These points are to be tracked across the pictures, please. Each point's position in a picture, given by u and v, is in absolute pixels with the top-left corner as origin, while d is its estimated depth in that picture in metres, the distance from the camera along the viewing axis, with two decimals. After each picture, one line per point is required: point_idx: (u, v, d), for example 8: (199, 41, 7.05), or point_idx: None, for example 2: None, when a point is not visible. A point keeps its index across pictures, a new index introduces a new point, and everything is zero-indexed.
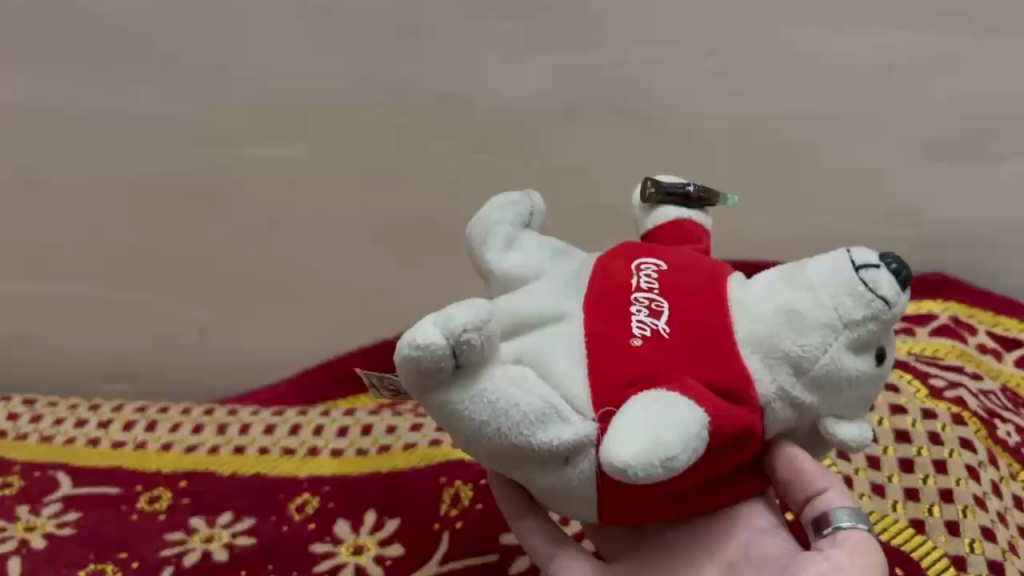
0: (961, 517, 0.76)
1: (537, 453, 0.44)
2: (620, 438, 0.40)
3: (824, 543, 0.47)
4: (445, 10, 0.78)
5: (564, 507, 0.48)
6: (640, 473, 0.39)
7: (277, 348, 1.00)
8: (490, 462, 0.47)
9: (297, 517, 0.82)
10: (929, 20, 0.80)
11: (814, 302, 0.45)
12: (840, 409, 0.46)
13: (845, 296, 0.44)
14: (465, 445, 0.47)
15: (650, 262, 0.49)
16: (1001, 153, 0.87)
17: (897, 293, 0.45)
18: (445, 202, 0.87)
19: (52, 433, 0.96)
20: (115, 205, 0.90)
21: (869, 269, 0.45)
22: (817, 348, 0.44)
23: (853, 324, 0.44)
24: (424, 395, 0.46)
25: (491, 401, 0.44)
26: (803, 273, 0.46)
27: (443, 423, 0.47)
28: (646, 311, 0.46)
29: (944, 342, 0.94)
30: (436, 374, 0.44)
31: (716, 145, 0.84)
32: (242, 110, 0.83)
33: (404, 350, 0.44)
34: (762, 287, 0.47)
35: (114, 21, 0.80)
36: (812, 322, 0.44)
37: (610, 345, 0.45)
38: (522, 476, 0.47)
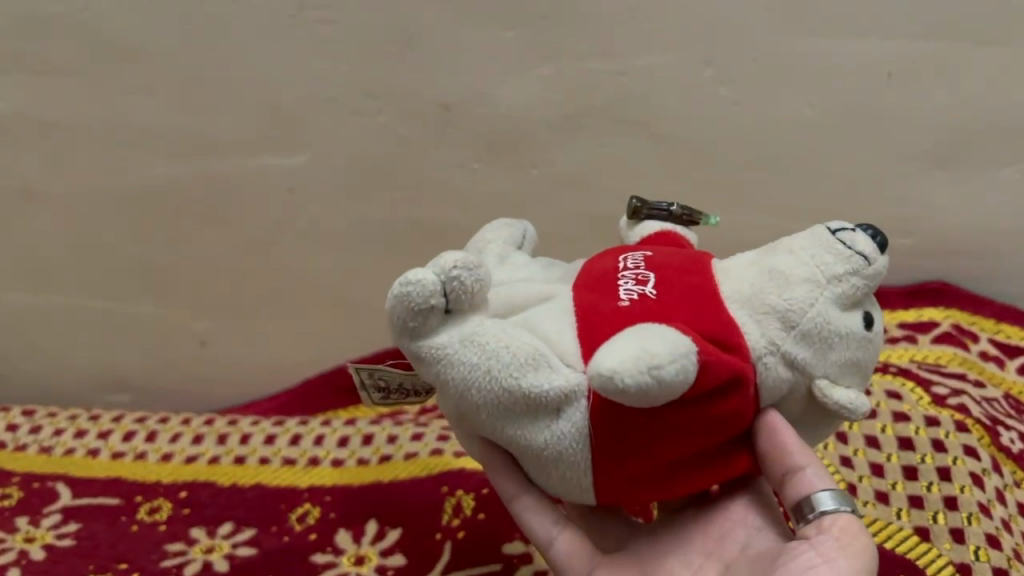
0: (966, 524, 0.75)
1: (526, 401, 0.46)
2: (607, 353, 0.41)
3: (811, 529, 0.52)
4: (445, 21, 0.77)
5: (555, 471, 0.48)
6: (628, 381, 0.40)
7: (280, 356, 1.00)
8: (479, 420, 0.48)
9: (298, 528, 0.82)
10: (929, 28, 0.79)
11: (797, 261, 0.48)
12: (833, 370, 0.47)
13: (825, 254, 0.47)
14: (454, 400, 0.48)
15: (636, 252, 0.51)
16: (1002, 160, 0.87)
17: (874, 252, 0.48)
18: (446, 212, 0.87)
19: (52, 444, 0.96)
20: (116, 217, 0.90)
21: (845, 232, 0.49)
22: (804, 300, 0.46)
23: (835, 278, 0.47)
24: (414, 344, 0.48)
25: (481, 344, 0.46)
26: (785, 242, 0.50)
27: (433, 376, 0.48)
28: (632, 282, 0.48)
29: (945, 350, 0.97)
30: (426, 314, 0.46)
31: (715, 151, 0.84)
32: (242, 120, 0.83)
33: (396, 290, 0.47)
34: (746, 259, 0.50)
35: (110, 32, 0.80)
36: (795, 279, 0.47)
37: (599, 306, 0.47)
38: (511, 437, 0.48)
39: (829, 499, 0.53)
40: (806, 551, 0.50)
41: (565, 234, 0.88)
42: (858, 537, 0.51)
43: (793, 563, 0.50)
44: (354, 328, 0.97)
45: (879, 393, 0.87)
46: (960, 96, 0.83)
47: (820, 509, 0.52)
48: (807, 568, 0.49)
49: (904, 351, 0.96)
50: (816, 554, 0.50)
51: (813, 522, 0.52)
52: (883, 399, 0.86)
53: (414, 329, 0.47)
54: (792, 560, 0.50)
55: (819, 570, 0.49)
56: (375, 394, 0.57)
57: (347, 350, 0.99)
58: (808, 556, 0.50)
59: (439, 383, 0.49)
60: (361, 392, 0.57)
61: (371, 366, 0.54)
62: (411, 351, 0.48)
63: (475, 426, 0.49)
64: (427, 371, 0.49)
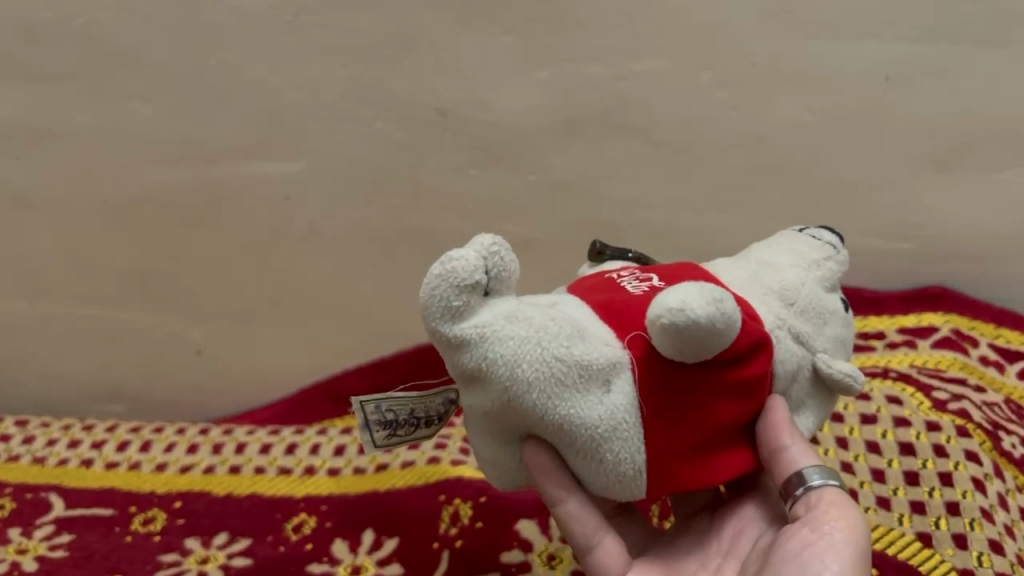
0: (968, 530, 0.75)
1: (578, 373, 0.44)
2: (665, 298, 0.43)
3: (803, 507, 0.53)
4: (441, 26, 0.77)
5: (606, 457, 0.46)
6: (700, 312, 0.42)
7: (277, 366, 0.99)
8: (524, 410, 0.45)
9: (294, 538, 0.81)
10: (926, 31, 0.79)
11: (778, 255, 0.54)
12: (830, 346, 0.51)
13: (800, 246, 0.54)
14: (497, 388, 0.45)
15: (621, 269, 0.54)
16: (1000, 165, 0.86)
17: (838, 243, 0.55)
18: (442, 220, 0.86)
19: (44, 455, 0.95)
20: (110, 225, 0.89)
21: (808, 233, 0.56)
22: (795, 281, 0.51)
23: (815, 263, 0.53)
24: (454, 330, 0.45)
25: (524, 321, 0.45)
26: (758, 247, 0.56)
27: (473, 365, 0.45)
28: (637, 280, 0.50)
29: (945, 355, 0.95)
30: (468, 292, 0.44)
31: (712, 156, 0.84)
32: (238, 128, 0.82)
33: (435, 271, 0.44)
34: (731, 263, 0.55)
35: (104, 38, 0.79)
36: (783, 266, 0.52)
37: (611, 299, 0.48)
38: (559, 423, 0.45)
39: (816, 473, 0.53)
40: (800, 530, 0.51)
41: (564, 241, 0.88)
42: (848, 506, 0.52)
43: (791, 544, 0.51)
44: (352, 335, 0.96)
45: (880, 398, 0.87)
46: (960, 99, 0.82)
47: (808, 485, 0.53)
48: (803, 547, 0.50)
49: (904, 356, 0.95)
50: (810, 531, 0.51)
51: (803, 499, 0.53)
52: (884, 404, 0.86)
53: (455, 311, 0.44)
54: (789, 541, 0.51)
55: (814, 547, 0.49)
56: (379, 434, 0.53)
57: (345, 359, 0.99)
58: (803, 534, 0.51)
59: (476, 374, 0.46)
60: (362, 440, 0.53)
61: (378, 397, 0.52)
62: (446, 342, 0.45)
63: (515, 418, 0.46)
64: (463, 362, 0.45)
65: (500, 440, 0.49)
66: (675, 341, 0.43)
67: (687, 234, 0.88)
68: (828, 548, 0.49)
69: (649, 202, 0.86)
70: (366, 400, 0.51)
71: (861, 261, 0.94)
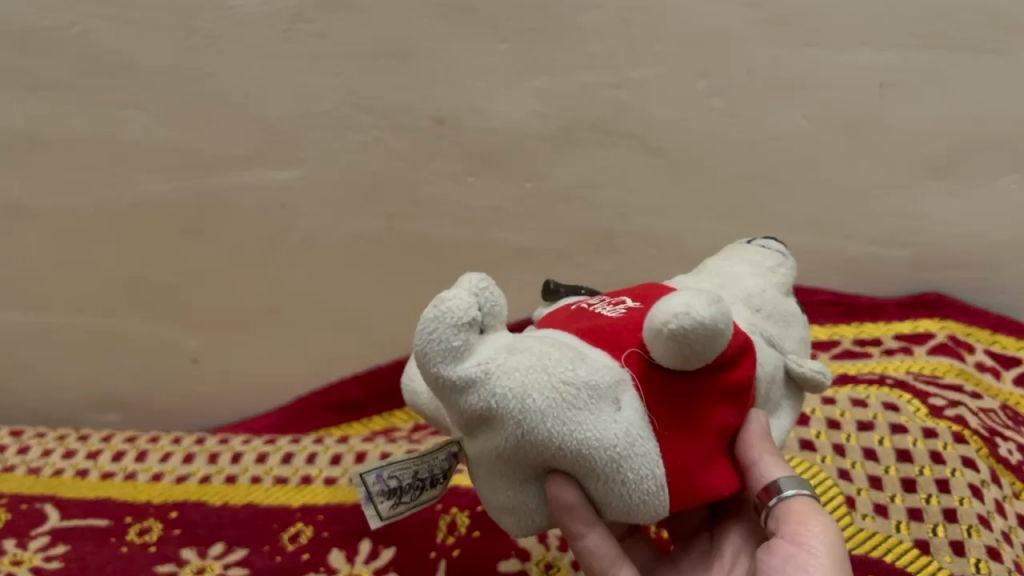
0: (965, 537, 0.75)
1: (589, 395, 0.43)
2: (666, 305, 0.43)
3: (779, 517, 0.54)
4: (436, 35, 0.77)
5: (628, 480, 0.44)
6: (706, 314, 0.42)
7: (273, 372, 1.00)
8: (539, 444, 0.44)
9: (290, 547, 0.81)
10: (920, 41, 0.79)
11: (735, 266, 0.56)
12: (796, 348, 0.53)
13: (753, 257, 0.56)
14: (509, 425, 0.44)
15: (585, 300, 0.55)
16: (997, 172, 0.86)
17: (784, 254, 0.58)
18: (439, 226, 0.87)
19: (40, 465, 0.95)
20: (105, 234, 0.89)
21: (756, 245, 0.59)
22: (756, 288, 0.53)
23: (770, 271, 0.55)
24: (457, 371, 0.43)
25: (524, 353, 0.44)
26: (712, 261, 0.58)
27: (482, 405, 0.44)
28: (610, 306, 0.51)
29: (941, 361, 0.95)
30: (466, 331, 0.44)
31: (707, 163, 0.84)
32: (233, 137, 0.82)
33: (429, 315, 0.44)
34: (690, 278, 0.56)
35: (97, 48, 0.79)
36: (743, 275, 0.55)
37: (589, 324, 0.49)
38: (578, 451, 0.43)
39: (789, 484, 0.54)
40: (779, 542, 0.52)
41: (561, 248, 0.89)
42: (818, 512, 0.53)
43: (773, 558, 0.52)
44: (348, 341, 0.97)
45: (876, 405, 0.87)
46: (956, 106, 0.82)
47: (781, 495, 0.53)
48: (785, 560, 0.51)
49: (900, 362, 0.95)
50: (790, 542, 0.52)
51: (777, 509, 0.54)
52: (880, 411, 0.86)
53: (456, 350, 0.43)
54: (771, 555, 0.52)
55: (796, 558, 0.51)
56: (383, 505, 0.52)
57: (341, 366, 0.99)
58: (783, 546, 0.52)
59: (485, 415, 0.44)
60: (367, 513, 0.52)
61: (378, 466, 0.51)
62: (452, 388, 0.44)
63: (531, 456, 0.45)
64: (471, 405, 0.44)
65: (516, 484, 0.47)
66: (681, 347, 0.42)
67: (681, 240, 0.89)
68: (810, 558, 0.50)
69: (645, 209, 0.86)
70: (364, 469, 0.51)
71: (855, 268, 0.94)
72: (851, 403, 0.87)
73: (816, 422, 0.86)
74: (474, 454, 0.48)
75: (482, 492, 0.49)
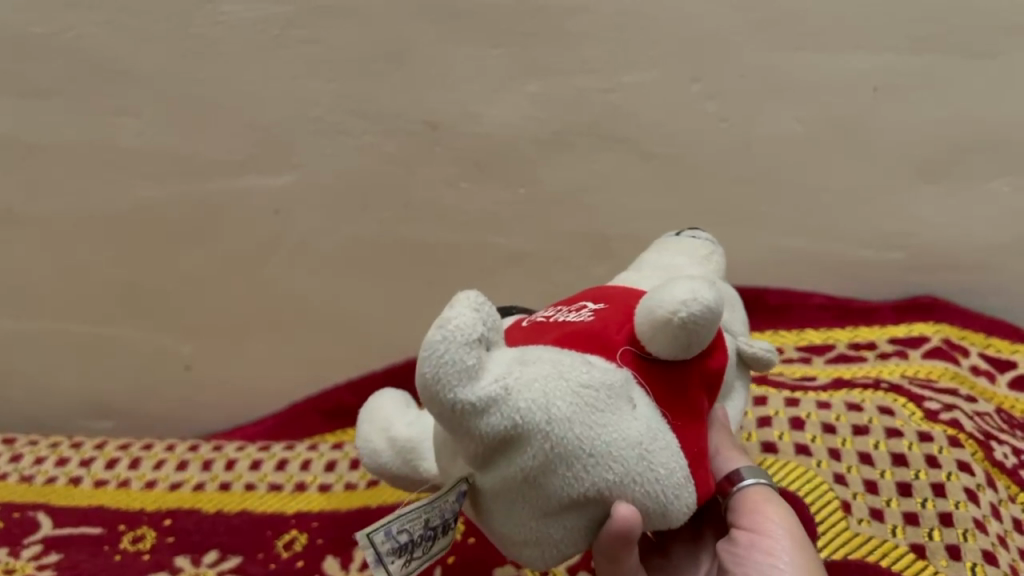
0: (961, 541, 0.75)
1: (608, 394, 0.42)
2: (668, 297, 0.43)
3: (739, 504, 0.61)
4: (429, 39, 0.77)
5: (657, 477, 0.43)
6: (711, 298, 0.43)
7: (266, 379, 0.99)
8: (568, 456, 0.41)
9: (285, 555, 0.81)
10: (910, 44, 0.79)
11: (673, 252, 0.59)
12: (742, 329, 0.56)
13: (687, 245, 0.60)
14: (536, 441, 0.41)
15: (527, 318, 0.53)
16: (990, 174, 0.86)
17: (711, 242, 0.62)
18: (433, 233, 0.87)
19: (32, 473, 0.94)
20: (98, 241, 0.89)
21: (683, 235, 0.62)
22: (699, 273, 0.57)
23: (706, 258, 0.59)
24: (476, 392, 0.40)
25: (534, 365, 0.42)
26: (646, 252, 0.61)
27: (505, 425, 0.41)
28: (570, 312, 0.50)
29: (936, 364, 0.94)
30: (477, 348, 0.40)
31: (702, 168, 0.84)
32: (225, 142, 0.82)
33: (436, 337, 0.40)
34: (632, 273, 0.57)
35: (89, 53, 0.78)
36: (685, 264, 0.57)
37: (563, 329, 0.47)
38: (610, 457, 0.42)
39: (748, 473, 0.61)
40: (742, 530, 0.60)
41: (557, 252, 0.89)
42: (768, 497, 0.61)
43: (738, 546, 0.59)
44: (341, 348, 0.97)
45: (871, 409, 0.86)
46: (949, 109, 0.82)
47: (740, 483, 0.61)
48: (751, 546, 0.59)
49: (895, 366, 0.94)
50: (752, 530, 0.59)
51: (735, 498, 0.61)
52: (875, 415, 0.86)
53: (472, 370, 0.40)
54: (736, 542, 0.60)
55: (761, 544, 0.59)
56: (394, 565, 0.44)
57: (336, 372, 0.99)
58: (748, 534, 0.59)
59: (506, 437, 0.41)
60: None
61: (388, 521, 0.43)
62: (471, 413, 0.40)
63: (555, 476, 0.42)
64: (492, 428, 0.41)
65: (533, 517, 0.44)
66: (689, 334, 0.43)
67: None
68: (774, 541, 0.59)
69: (640, 213, 0.86)
70: (373, 528, 0.43)
71: (848, 271, 0.94)
72: (846, 407, 0.87)
73: (811, 426, 0.85)
74: (489, 485, 0.44)
75: (498, 527, 0.46)
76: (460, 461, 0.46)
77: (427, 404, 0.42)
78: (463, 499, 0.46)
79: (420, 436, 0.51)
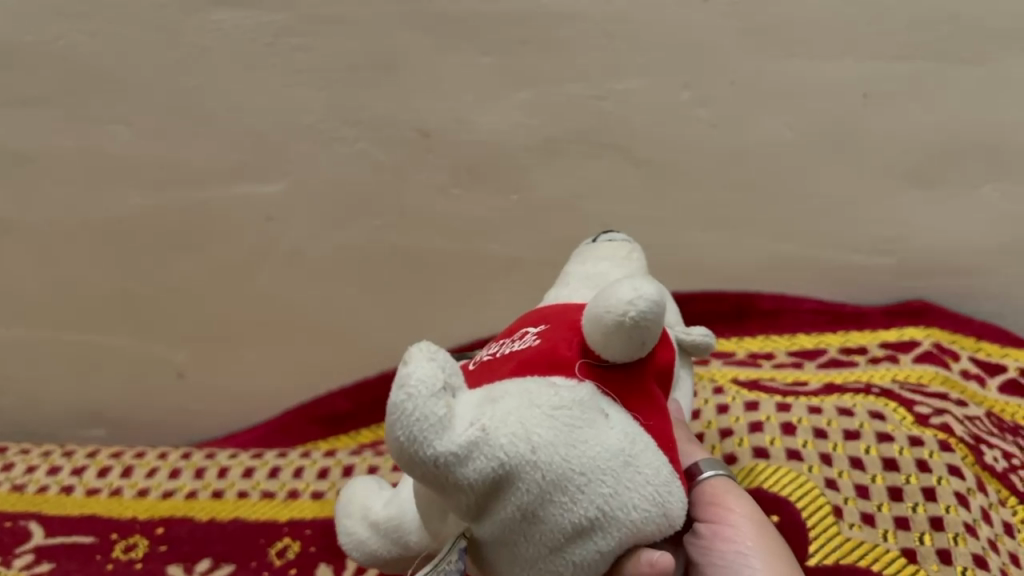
0: (952, 545, 0.76)
1: (581, 411, 0.42)
2: (610, 301, 0.42)
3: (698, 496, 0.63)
4: (420, 46, 0.77)
5: (647, 480, 0.43)
6: (652, 293, 0.42)
7: (257, 386, 0.99)
8: (559, 482, 0.41)
9: (278, 563, 0.82)
10: (900, 51, 0.79)
11: (595, 256, 0.59)
12: (679, 321, 0.60)
13: (604, 248, 0.61)
14: (526, 475, 0.40)
15: (472, 357, 0.53)
16: (978, 181, 0.86)
17: (629, 242, 0.63)
18: (423, 239, 0.87)
19: (24, 482, 0.94)
20: (91, 248, 0.89)
21: (600, 239, 0.63)
22: (628, 271, 0.57)
23: (628, 257, 0.60)
24: (453, 440, 0.39)
25: (504, 401, 0.42)
26: (568, 263, 0.61)
27: (492, 466, 0.40)
28: (517, 340, 0.50)
29: (927, 368, 0.93)
30: (443, 398, 0.40)
31: (693, 175, 0.85)
32: (216, 150, 0.82)
33: (400, 398, 0.39)
34: (562, 288, 0.56)
35: (79, 61, 0.78)
36: (614, 266, 0.58)
37: (516, 358, 0.47)
38: (600, 472, 0.41)
39: (708, 466, 0.64)
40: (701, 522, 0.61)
41: (549, 260, 0.89)
42: (732, 485, 0.64)
43: (701, 538, 0.60)
44: (332, 356, 0.97)
45: (862, 413, 0.86)
46: (939, 115, 0.82)
47: (701, 476, 0.64)
48: (714, 535, 0.60)
49: (885, 371, 0.94)
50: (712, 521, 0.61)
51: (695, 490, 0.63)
52: (866, 420, 0.86)
53: (444, 420, 0.39)
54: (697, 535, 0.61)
55: (723, 532, 0.60)
56: None
57: (327, 380, 0.99)
58: (709, 525, 0.61)
59: (496, 479, 0.40)
60: None
61: None
62: (454, 463, 0.40)
63: (553, 508, 0.41)
64: (479, 473, 0.40)
65: (544, 558, 0.43)
66: (641, 333, 0.42)
67: (663, 249, 0.90)
68: (733, 529, 0.61)
69: (628, 219, 0.87)
70: None
71: (838, 276, 0.94)
72: (836, 412, 0.87)
73: (803, 431, 0.85)
74: (490, 533, 0.43)
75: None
76: (449, 516, 0.46)
77: (407, 470, 0.41)
78: (465, 556, 0.45)
79: (403, 510, 0.49)
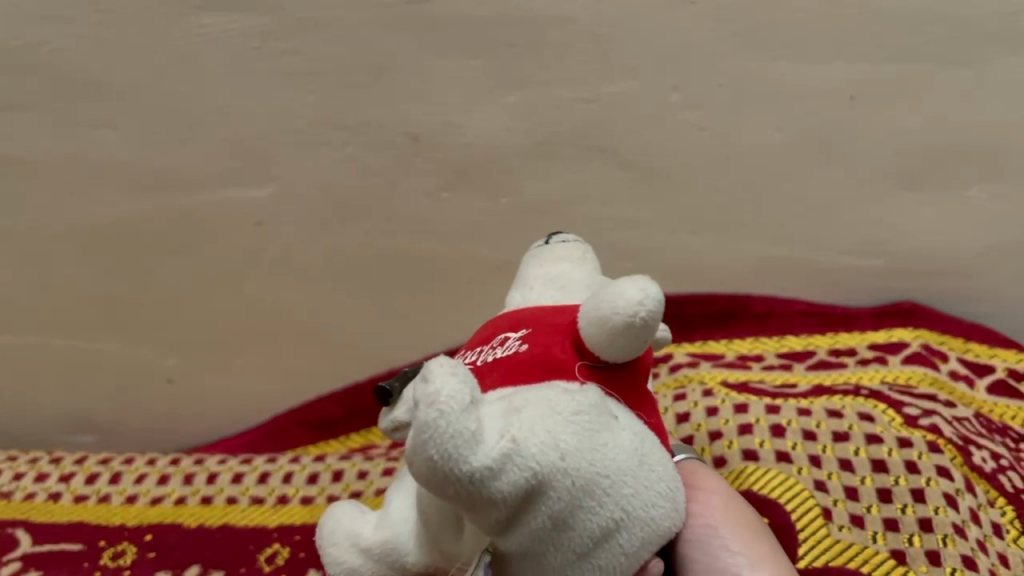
0: (941, 546, 0.76)
1: (597, 415, 0.42)
2: (618, 301, 0.43)
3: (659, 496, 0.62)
4: (407, 49, 0.76)
5: (660, 477, 0.44)
6: (655, 292, 0.44)
7: (247, 391, 0.99)
8: (588, 486, 0.41)
9: (267, 569, 0.82)
10: (888, 54, 0.79)
11: (549, 255, 0.58)
12: None
13: (557, 245, 0.60)
14: (556, 483, 0.40)
15: None
16: (967, 183, 0.86)
17: (579, 239, 0.62)
18: (412, 243, 0.87)
19: (11, 489, 0.93)
20: (78, 254, 0.89)
21: (552, 238, 0.62)
22: (588, 270, 0.57)
23: (585, 253, 0.59)
24: (487, 454, 0.38)
25: (525, 410, 0.41)
26: (522, 266, 0.60)
27: (525, 476, 0.39)
28: (500, 345, 0.49)
29: (916, 369, 0.94)
30: (472, 412, 0.38)
31: (682, 178, 0.85)
32: (203, 156, 0.82)
33: (433, 416, 0.37)
34: (529, 293, 0.56)
35: (64, 66, 0.78)
36: (576, 266, 0.57)
37: (507, 364, 0.46)
38: (622, 474, 0.42)
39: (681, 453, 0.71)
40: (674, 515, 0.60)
41: None
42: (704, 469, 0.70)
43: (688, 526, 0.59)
44: (322, 359, 0.96)
45: (851, 415, 0.87)
46: (927, 117, 0.82)
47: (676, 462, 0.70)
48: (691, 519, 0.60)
49: (875, 372, 0.94)
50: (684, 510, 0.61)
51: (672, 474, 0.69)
52: (855, 421, 0.86)
53: (477, 435, 0.38)
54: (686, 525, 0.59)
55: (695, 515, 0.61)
56: None
57: (318, 384, 0.99)
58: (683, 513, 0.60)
59: (525, 490, 0.40)
60: None
61: None
62: (488, 478, 0.38)
63: (582, 514, 0.41)
64: (513, 485, 0.39)
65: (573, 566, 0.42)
66: (647, 332, 0.44)
67: (653, 253, 0.90)
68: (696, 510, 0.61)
69: (618, 222, 0.87)
70: None
71: (828, 276, 0.94)
72: (826, 414, 0.87)
73: (792, 433, 0.86)
74: (516, 547, 0.42)
75: None
76: (466, 531, 0.46)
77: (434, 489, 0.39)
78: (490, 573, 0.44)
79: (393, 532, 0.50)
